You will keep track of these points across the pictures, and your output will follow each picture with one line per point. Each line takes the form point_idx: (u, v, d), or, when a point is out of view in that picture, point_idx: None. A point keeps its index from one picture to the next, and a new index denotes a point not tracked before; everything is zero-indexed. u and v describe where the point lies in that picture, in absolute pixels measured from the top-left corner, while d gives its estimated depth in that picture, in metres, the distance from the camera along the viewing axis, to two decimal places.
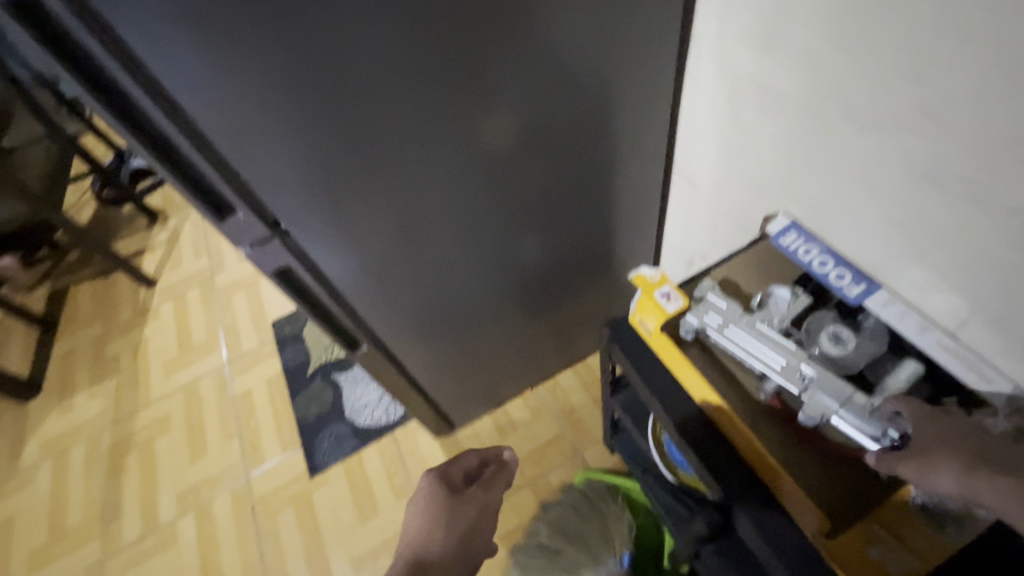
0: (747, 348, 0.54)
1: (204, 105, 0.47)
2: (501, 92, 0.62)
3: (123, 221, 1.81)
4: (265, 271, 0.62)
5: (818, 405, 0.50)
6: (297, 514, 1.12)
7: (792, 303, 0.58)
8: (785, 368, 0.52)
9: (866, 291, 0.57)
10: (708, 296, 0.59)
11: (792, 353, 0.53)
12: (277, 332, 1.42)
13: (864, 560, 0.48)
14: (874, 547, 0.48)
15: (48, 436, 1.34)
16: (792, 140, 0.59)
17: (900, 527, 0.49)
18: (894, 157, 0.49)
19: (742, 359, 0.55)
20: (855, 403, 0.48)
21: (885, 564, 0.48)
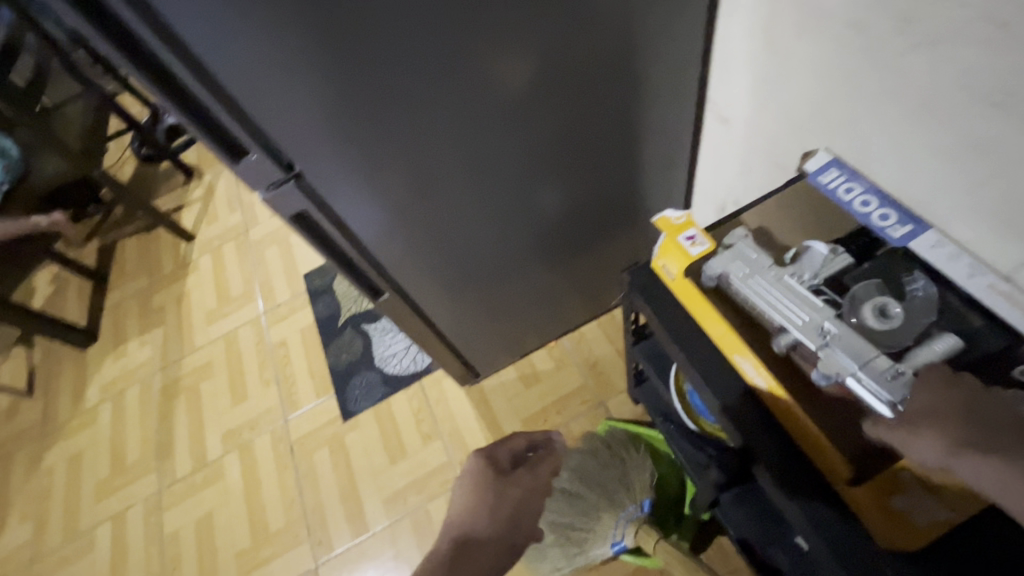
0: (769, 299, 0.50)
1: (208, 41, 0.45)
2: (519, 23, 0.57)
3: (161, 177, 1.86)
4: (283, 216, 0.61)
5: (835, 363, 0.46)
6: (331, 455, 1.18)
7: (829, 259, 0.53)
8: (806, 324, 0.48)
9: (913, 232, 0.52)
10: (738, 244, 0.55)
11: (818, 310, 0.49)
12: (308, 284, 1.45)
13: (887, 512, 0.44)
14: (898, 497, 0.45)
15: (106, 380, 1.45)
16: (839, 65, 0.53)
17: (929, 476, 0.44)
18: (956, 78, 0.43)
19: (762, 312, 0.51)
20: (875, 366, 0.45)
21: (908, 514, 0.44)
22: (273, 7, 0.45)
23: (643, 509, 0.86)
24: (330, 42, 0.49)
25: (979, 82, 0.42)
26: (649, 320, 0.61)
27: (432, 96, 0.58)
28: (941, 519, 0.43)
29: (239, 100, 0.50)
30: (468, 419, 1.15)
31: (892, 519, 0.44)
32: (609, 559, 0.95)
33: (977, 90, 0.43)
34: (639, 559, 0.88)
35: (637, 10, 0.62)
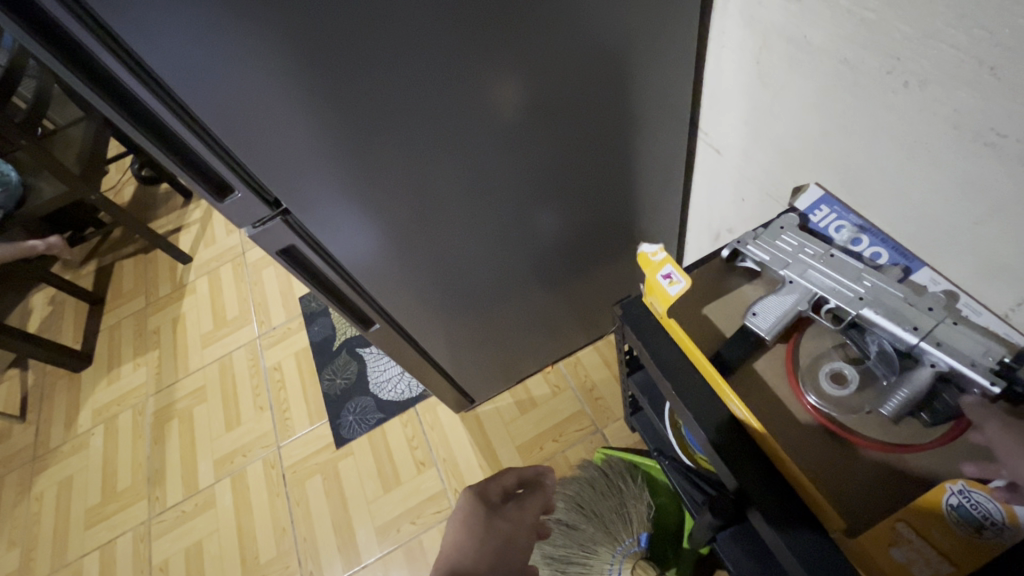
0: (836, 275, 0.51)
1: (195, 91, 0.45)
2: (510, 57, 0.57)
3: (160, 199, 1.87)
4: (270, 251, 0.60)
5: (943, 335, 0.45)
6: (323, 482, 1.16)
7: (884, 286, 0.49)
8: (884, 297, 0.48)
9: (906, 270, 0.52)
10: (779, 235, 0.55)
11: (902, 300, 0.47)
12: (304, 307, 1.45)
13: (884, 564, 0.43)
14: (897, 549, 0.43)
15: (98, 404, 1.44)
16: (830, 102, 0.53)
17: (928, 528, 0.42)
18: (947, 118, 0.43)
19: (833, 288, 0.50)
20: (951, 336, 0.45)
21: (908, 568, 0.42)
22: (263, 50, 0.45)
23: (640, 544, 0.83)
24: (322, 83, 0.49)
25: (969, 122, 0.42)
26: (641, 355, 0.61)
27: (421, 132, 0.59)
28: (941, 571, 0.42)
29: (224, 140, 0.49)
30: (463, 446, 1.14)
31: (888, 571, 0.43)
32: None
33: (965, 130, 0.42)
34: None
35: (626, 45, 0.63)
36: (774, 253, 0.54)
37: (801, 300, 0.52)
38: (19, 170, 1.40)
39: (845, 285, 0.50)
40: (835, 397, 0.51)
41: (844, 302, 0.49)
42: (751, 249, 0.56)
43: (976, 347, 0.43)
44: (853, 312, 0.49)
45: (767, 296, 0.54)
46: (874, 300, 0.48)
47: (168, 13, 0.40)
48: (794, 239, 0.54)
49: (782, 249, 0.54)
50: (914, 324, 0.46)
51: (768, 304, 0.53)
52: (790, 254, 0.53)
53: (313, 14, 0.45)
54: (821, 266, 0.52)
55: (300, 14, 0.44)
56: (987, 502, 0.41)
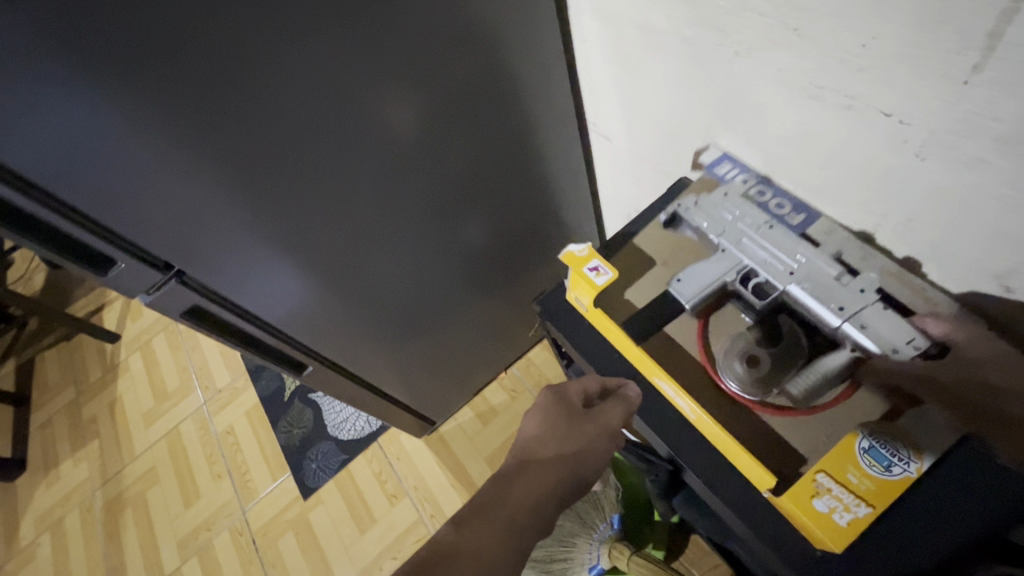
0: (772, 250, 0.51)
1: (51, 173, 0.43)
2: (384, 82, 0.58)
3: (75, 280, 1.77)
4: (173, 315, 0.58)
5: (870, 318, 0.45)
6: (296, 538, 1.12)
7: (819, 266, 0.49)
8: (818, 275, 0.48)
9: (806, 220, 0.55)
10: (725, 198, 0.56)
11: (832, 281, 0.48)
12: (247, 363, 1.40)
13: (811, 513, 0.44)
14: (821, 499, 0.44)
15: (40, 510, 1.34)
16: (686, 80, 0.56)
17: (847, 473, 0.45)
18: (775, 78, 0.48)
19: (765, 262, 0.50)
20: (882, 318, 0.45)
21: (831, 516, 0.44)
22: (117, 122, 0.44)
23: (614, 527, 0.84)
24: (190, 145, 0.48)
25: (795, 79, 0.46)
26: (566, 346, 0.63)
27: (313, 172, 0.58)
28: (861, 513, 0.44)
29: (95, 217, 0.47)
30: (432, 470, 1.13)
31: (815, 521, 0.44)
32: None
33: (794, 87, 0.47)
34: None
35: (495, 51, 0.65)
36: (715, 220, 0.54)
37: (731, 271, 0.52)
38: None
39: (779, 258, 0.50)
40: (748, 378, 0.51)
41: (773, 277, 0.50)
42: (690, 214, 0.56)
43: (897, 335, 0.44)
44: (782, 286, 0.49)
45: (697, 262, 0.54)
46: (805, 274, 0.48)
47: (5, 100, 0.39)
48: (735, 208, 0.54)
49: (720, 218, 0.54)
50: (840, 305, 0.46)
51: (697, 273, 0.53)
52: (730, 224, 0.53)
53: (166, 75, 0.44)
54: (759, 236, 0.52)
55: (150, 79, 0.44)
56: (892, 443, 0.46)
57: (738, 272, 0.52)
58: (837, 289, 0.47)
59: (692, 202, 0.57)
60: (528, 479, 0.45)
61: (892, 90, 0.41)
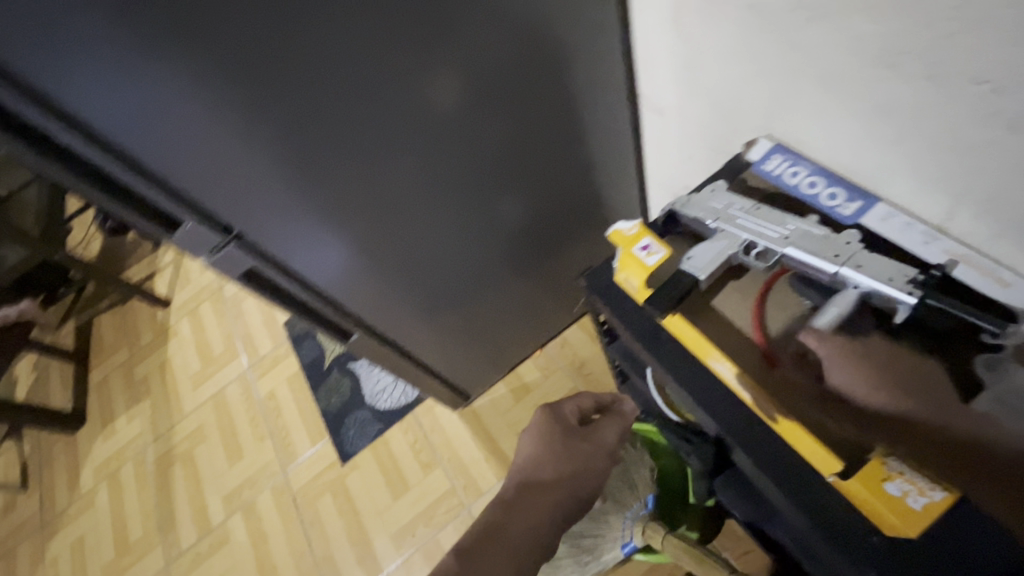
0: (762, 221, 0.54)
1: (127, 135, 0.45)
2: (438, 48, 0.57)
3: (129, 247, 1.85)
4: (231, 277, 0.60)
5: (857, 263, 0.48)
6: (334, 500, 1.16)
7: (808, 227, 0.52)
8: (807, 234, 0.51)
9: (863, 207, 0.53)
10: (711, 190, 0.60)
11: (822, 237, 0.51)
12: (288, 332, 1.44)
13: (883, 496, 0.43)
14: (891, 482, 0.44)
15: (98, 461, 1.43)
16: (751, 50, 0.54)
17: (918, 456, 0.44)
18: (851, 45, 0.45)
19: (757, 234, 0.53)
20: (872, 263, 0.48)
21: (904, 499, 0.43)
22: (186, 84, 0.45)
23: (648, 507, 0.84)
24: (252, 109, 0.50)
25: (872, 46, 0.44)
26: (611, 322, 0.62)
27: (367, 140, 0.59)
28: (938, 498, 0.42)
29: (167, 177, 0.50)
30: (465, 442, 1.15)
31: (886, 503, 0.43)
32: (623, 563, 0.94)
33: (870, 55, 0.44)
34: (653, 557, 0.87)
35: (550, 20, 0.64)
36: (706, 210, 0.58)
37: (733, 247, 0.54)
38: None
39: (773, 230, 0.53)
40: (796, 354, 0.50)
41: (771, 243, 0.52)
42: (685, 209, 0.60)
43: (888, 270, 0.47)
44: (780, 251, 0.52)
45: (700, 243, 0.56)
46: (799, 236, 0.51)
47: (88, 60, 0.41)
48: (724, 197, 0.58)
49: (712, 206, 0.58)
50: (835, 253, 0.49)
51: (702, 250, 0.55)
52: (720, 210, 0.57)
53: (234, 39, 0.45)
54: (750, 215, 0.55)
55: (220, 42, 0.45)
56: None
57: (741, 247, 0.54)
58: (825, 240, 0.50)
59: (680, 199, 0.61)
60: (539, 486, 0.62)
61: (983, 56, 0.38)
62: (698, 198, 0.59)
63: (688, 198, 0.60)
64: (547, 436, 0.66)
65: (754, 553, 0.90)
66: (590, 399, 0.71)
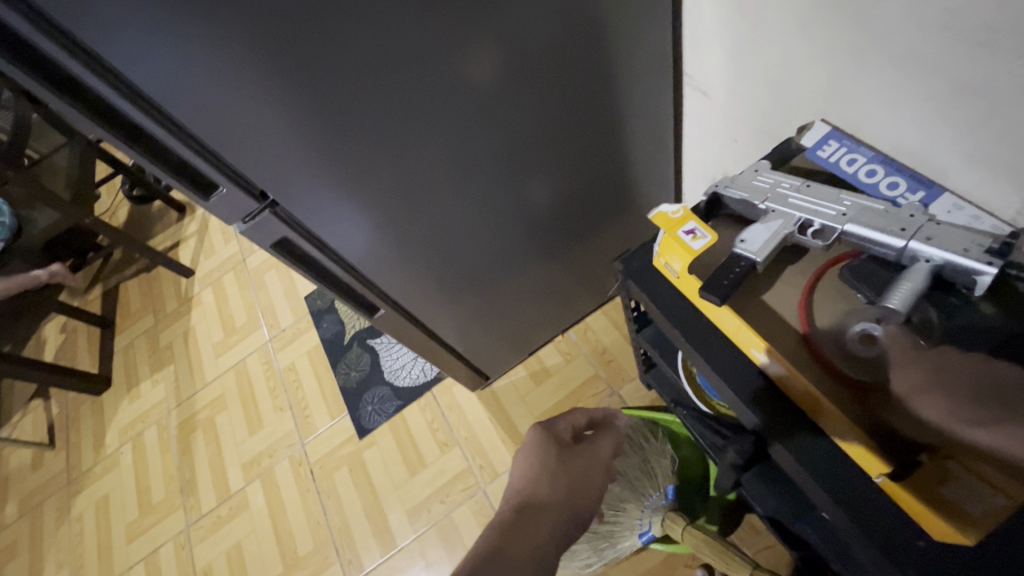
0: (815, 198, 0.52)
1: (173, 96, 0.45)
2: (483, 16, 0.55)
3: (154, 216, 1.87)
4: (264, 245, 0.60)
5: (928, 234, 0.46)
6: (351, 473, 1.18)
7: (868, 203, 0.50)
8: (868, 208, 0.49)
9: (927, 197, 0.51)
10: (757, 172, 0.57)
11: (884, 210, 0.49)
12: (310, 306, 1.45)
13: (935, 502, 0.41)
14: (948, 487, 0.42)
15: (123, 423, 1.46)
16: (820, 25, 0.52)
17: (978, 461, 0.41)
18: (936, 19, 0.43)
19: (813, 212, 0.51)
20: (943, 234, 0.46)
21: (959, 504, 0.41)
22: (234, 44, 0.44)
23: (668, 496, 0.83)
24: (298, 74, 0.49)
25: (960, 22, 0.41)
26: (648, 307, 0.61)
27: (408, 110, 0.58)
28: (997, 505, 0.40)
29: (208, 142, 0.49)
30: (483, 423, 1.15)
31: (938, 508, 0.41)
32: (639, 551, 0.94)
33: (957, 31, 0.42)
34: (670, 547, 0.86)
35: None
36: (752, 191, 0.55)
37: (788, 226, 0.51)
38: (13, 203, 1.41)
39: (830, 207, 0.51)
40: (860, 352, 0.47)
41: (828, 221, 0.50)
42: (728, 191, 0.57)
43: (962, 239, 0.45)
44: (841, 227, 0.49)
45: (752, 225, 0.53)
46: (860, 211, 0.49)
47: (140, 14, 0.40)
48: (769, 178, 0.56)
49: (758, 187, 0.55)
50: (902, 226, 0.47)
51: (756, 232, 0.52)
52: (767, 190, 0.55)
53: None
54: (801, 194, 0.53)
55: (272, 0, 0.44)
56: None
57: (796, 224, 0.51)
58: (889, 213, 0.48)
59: (722, 183, 0.58)
60: (537, 506, 0.64)
61: None
62: (741, 179, 0.57)
63: (731, 180, 0.58)
64: (541, 453, 0.69)
65: (776, 548, 0.89)
66: (581, 417, 0.75)
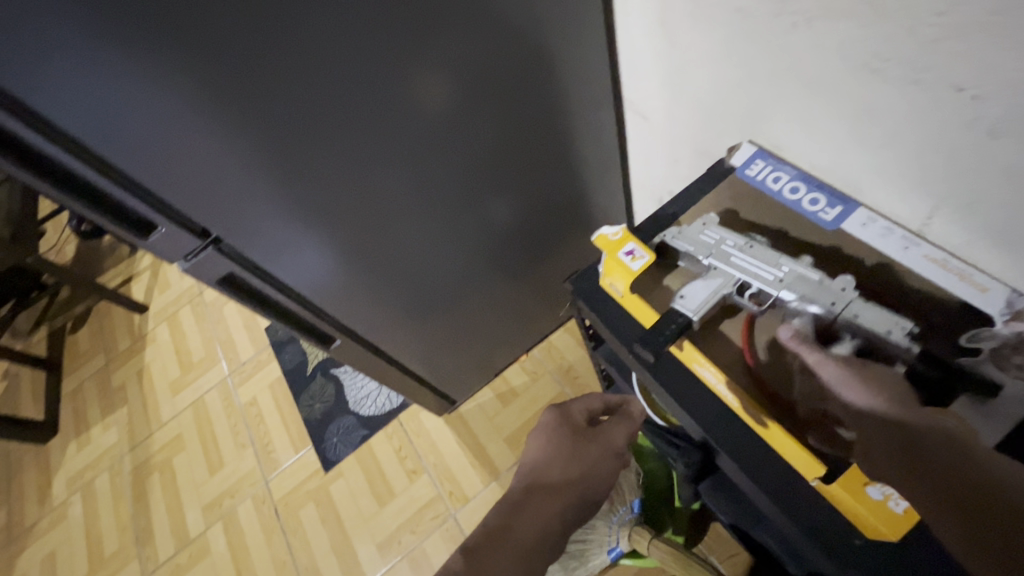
0: (756, 259, 0.53)
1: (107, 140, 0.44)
2: (424, 51, 0.57)
3: (104, 251, 1.80)
4: (208, 283, 0.59)
5: (854, 312, 0.47)
6: (317, 508, 1.14)
7: (804, 270, 0.51)
8: (801, 278, 0.50)
9: (844, 212, 0.56)
10: (703, 225, 0.58)
11: (817, 282, 0.50)
12: (271, 337, 1.42)
13: (863, 502, 0.44)
14: (874, 486, 0.44)
15: (72, 472, 1.38)
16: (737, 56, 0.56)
17: None
18: (837, 52, 0.47)
19: (752, 274, 0.52)
20: (869, 312, 0.47)
21: (886, 503, 0.44)
22: (167, 84, 0.44)
23: (635, 511, 0.84)
24: (238, 113, 0.49)
25: (858, 52, 0.45)
26: (598, 327, 0.63)
27: (354, 142, 0.58)
28: None
29: (146, 184, 0.48)
30: (451, 448, 1.14)
31: (866, 508, 0.44)
32: (611, 567, 0.95)
33: (856, 61, 0.46)
34: (638, 561, 0.87)
35: (537, 25, 0.64)
36: (698, 245, 0.57)
37: (728, 285, 0.53)
38: None
39: (767, 270, 0.52)
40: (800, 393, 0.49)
41: (765, 286, 0.52)
42: (676, 242, 0.58)
43: (884, 320, 0.46)
44: (776, 294, 0.51)
45: (694, 281, 0.55)
46: (795, 278, 0.50)
47: (69, 61, 0.40)
48: (715, 233, 0.57)
49: (704, 241, 0.57)
50: (831, 301, 0.48)
51: (697, 290, 0.54)
52: (712, 245, 0.56)
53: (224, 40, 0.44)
54: (744, 253, 0.54)
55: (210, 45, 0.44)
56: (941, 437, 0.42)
57: (735, 285, 0.53)
58: (822, 286, 0.49)
59: (671, 233, 0.59)
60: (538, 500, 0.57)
61: (964, 63, 0.39)
62: (689, 233, 0.58)
63: (680, 230, 0.59)
64: (550, 437, 0.62)
65: (740, 556, 0.91)
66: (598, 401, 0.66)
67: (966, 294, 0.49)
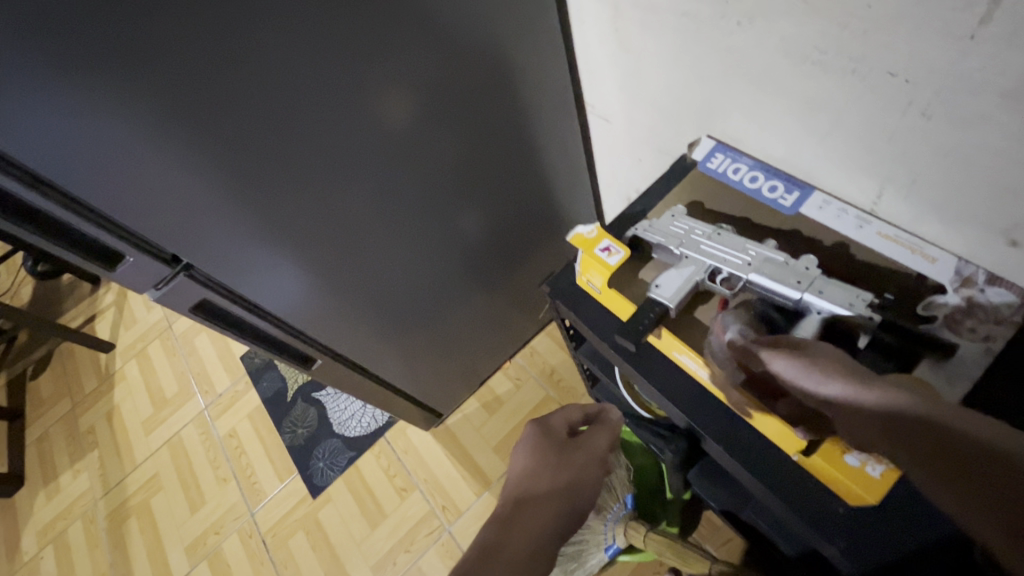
0: (725, 245, 0.54)
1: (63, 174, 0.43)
2: (385, 66, 0.57)
3: (63, 290, 1.73)
4: (181, 311, 0.57)
5: (818, 288, 0.48)
6: (307, 536, 1.11)
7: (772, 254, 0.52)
8: (769, 261, 0.52)
9: (801, 197, 0.59)
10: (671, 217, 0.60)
11: (784, 263, 0.51)
12: (247, 366, 1.38)
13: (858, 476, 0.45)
14: (851, 454, 0.46)
15: (42, 524, 1.31)
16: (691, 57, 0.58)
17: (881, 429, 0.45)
18: (780, 46, 0.49)
19: (722, 260, 0.54)
20: (832, 287, 0.48)
21: (865, 469, 0.45)
22: (133, 109, 0.43)
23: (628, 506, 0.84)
24: (202, 135, 0.48)
25: (797, 46, 0.48)
26: (578, 325, 0.64)
27: (321, 159, 0.58)
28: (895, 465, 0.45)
29: (108, 213, 0.47)
30: (441, 461, 1.13)
31: (847, 476, 0.46)
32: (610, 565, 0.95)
33: (796, 54, 0.49)
34: (637, 556, 0.87)
35: (498, 38, 0.65)
36: (668, 235, 0.58)
37: (700, 271, 0.54)
38: None
39: (736, 255, 0.54)
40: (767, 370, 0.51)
41: (735, 270, 0.53)
42: (647, 235, 0.59)
43: (849, 295, 0.47)
44: (744, 279, 0.52)
45: (667, 268, 0.56)
46: (762, 261, 0.52)
47: (20, 93, 0.39)
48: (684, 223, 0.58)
49: (673, 231, 0.58)
50: (799, 279, 0.49)
51: (670, 278, 0.54)
52: (683, 234, 0.57)
53: (182, 65, 0.44)
54: (712, 241, 0.55)
55: (167, 71, 0.44)
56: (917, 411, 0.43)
57: (706, 270, 0.54)
58: (790, 266, 0.51)
59: (640, 226, 0.60)
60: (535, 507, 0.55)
61: (894, 49, 0.42)
62: (657, 225, 0.59)
63: (648, 223, 0.60)
64: (535, 449, 0.63)
65: (734, 541, 0.91)
66: (576, 413, 0.69)
67: (919, 265, 0.52)
